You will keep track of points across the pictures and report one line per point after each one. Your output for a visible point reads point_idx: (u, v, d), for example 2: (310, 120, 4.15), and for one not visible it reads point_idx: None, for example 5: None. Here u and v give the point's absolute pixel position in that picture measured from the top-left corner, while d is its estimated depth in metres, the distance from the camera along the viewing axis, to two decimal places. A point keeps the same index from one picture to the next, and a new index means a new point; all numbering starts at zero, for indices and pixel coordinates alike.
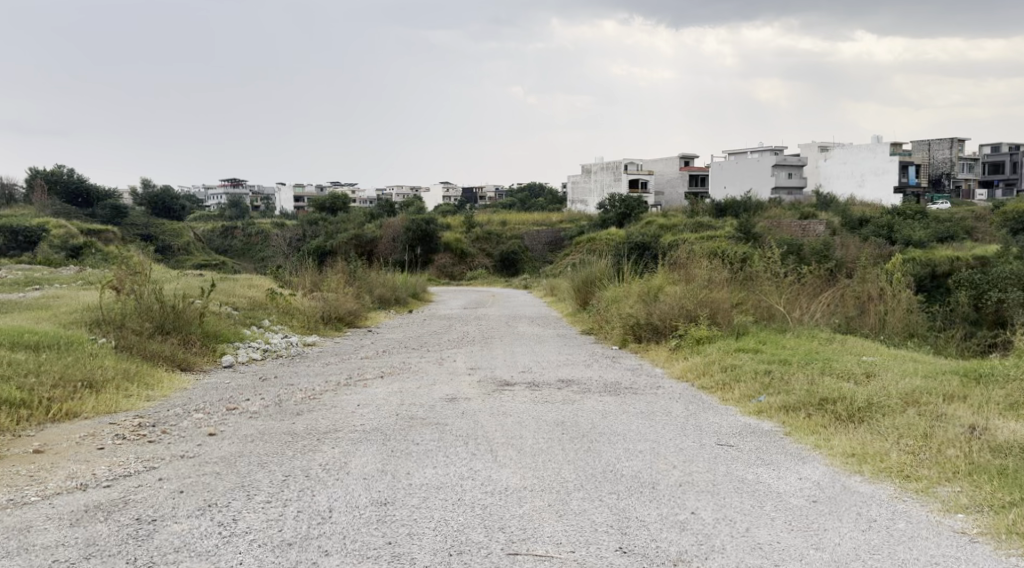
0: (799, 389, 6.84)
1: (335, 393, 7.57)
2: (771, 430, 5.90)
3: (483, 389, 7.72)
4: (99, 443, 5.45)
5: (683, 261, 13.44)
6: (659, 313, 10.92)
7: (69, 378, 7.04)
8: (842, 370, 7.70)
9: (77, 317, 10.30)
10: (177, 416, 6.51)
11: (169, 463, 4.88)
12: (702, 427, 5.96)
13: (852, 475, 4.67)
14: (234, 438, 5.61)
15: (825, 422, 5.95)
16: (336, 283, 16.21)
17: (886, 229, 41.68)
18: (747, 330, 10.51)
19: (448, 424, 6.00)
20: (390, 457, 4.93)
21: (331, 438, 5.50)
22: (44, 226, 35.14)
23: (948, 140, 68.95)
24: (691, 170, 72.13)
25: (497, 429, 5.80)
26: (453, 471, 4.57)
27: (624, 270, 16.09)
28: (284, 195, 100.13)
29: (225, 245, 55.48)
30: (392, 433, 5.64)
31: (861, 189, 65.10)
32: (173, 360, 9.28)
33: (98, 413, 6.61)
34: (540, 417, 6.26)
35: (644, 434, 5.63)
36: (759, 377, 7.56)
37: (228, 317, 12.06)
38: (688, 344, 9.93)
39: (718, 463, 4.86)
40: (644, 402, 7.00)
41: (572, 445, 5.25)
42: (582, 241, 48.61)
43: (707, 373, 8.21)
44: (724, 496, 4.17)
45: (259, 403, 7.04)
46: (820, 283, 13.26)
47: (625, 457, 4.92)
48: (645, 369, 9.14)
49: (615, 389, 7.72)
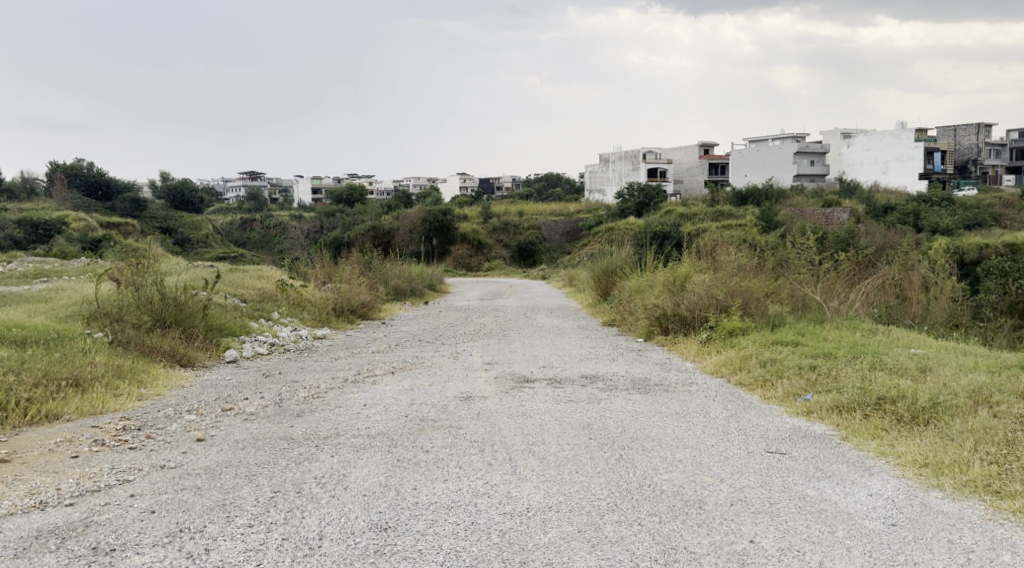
0: (851, 387, 6.19)
1: (340, 392, 6.98)
2: (824, 434, 5.25)
3: (500, 387, 7.10)
4: (74, 450, 4.92)
5: (710, 250, 12.78)
6: (687, 304, 10.28)
7: (54, 376, 6.49)
8: (894, 365, 7.02)
9: (75, 311, 9.80)
10: (165, 418, 5.93)
11: (146, 475, 4.31)
12: (746, 430, 5.34)
13: (930, 491, 4.00)
14: (223, 444, 5.04)
15: (885, 425, 5.29)
16: (350, 274, 15.57)
17: (913, 217, 40.67)
18: (784, 321, 9.84)
19: (462, 427, 5.40)
20: (394, 468, 4.33)
21: (332, 445, 4.92)
22: (64, 220, 34.85)
23: (974, 127, 67.48)
24: (710, 158, 71.17)
25: (516, 434, 5.18)
26: (467, 486, 3.97)
27: (648, 259, 15.45)
28: (302, 187, 99.88)
29: (243, 238, 55.18)
30: (399, 438, 5.05)
31: (886, 176, 64.03)
32: (172, 356, 8.74)
33: (81, 416, 6.07)
34: (564, 419, 5.66)
35: (682, 439, 4.99)
36: (803, 373, 6.91)
37: (235, 310, 11.53)
38: (721, 336, 9.30)
39: (773, 475, 4.23)
40: (678, 401, 6.36)
41: (601, 453, 4.61)
42: (601, 230, 47.91)
43: (745, 369, 7.55)
44: (785, 519, 3.54)
45: (257, 403, 6.47)
46: (858, 268, 12.53)
47: (663, 468, 4.29)
48: (674, 364, 8.47)
49: (646, 387, 7.09)
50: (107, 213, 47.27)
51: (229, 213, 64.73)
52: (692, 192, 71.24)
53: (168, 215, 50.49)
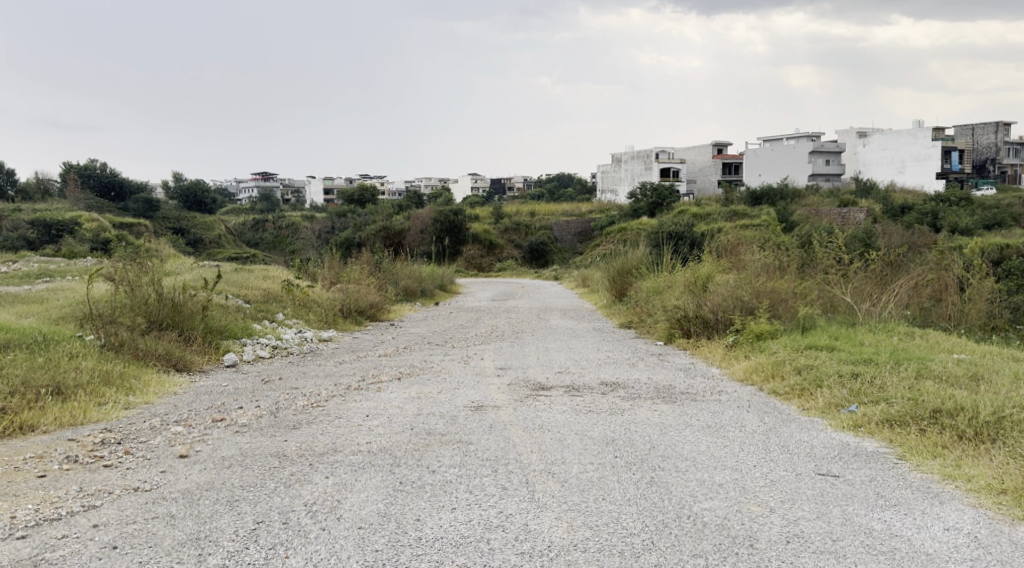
0: (902, 398, 5.63)
1: (342, 400, 6.47)
2: (878, 452, 4.70)
3: (514, 395, 6.57)
4: (42, 469, 4.42)
5: (733, 251, 12.23)
6: (711, 305, 9.71)
7: (33, 384, 6.02)
8: (943, 373, 6.45)
9: (67, 312, 9.33)
10: (150, 430, 5.44)
11: (116, 500, 3.81)
12: (788, 448, 4.77)
13: (1017, 524, 3.46)
14: (208, 462, 4.53)
15: (945, 442, 4.73)
16: (359, 274, 15.10)
17: (930, 217, 39.96)
18: (815, 323, 9.24)
19: (473, 442, 4.87)
20: (395, 493, 3.80)
21: (328, 464, 4.40)
22: (76, 221, 34.69)
23: (992, 125, 66.41)
24: (724, 157, 70.36)
25: (533, 450, 4.64)
26: (477, 517, 3.47)
27: (665, 259, 14.87)
28: (314, 187, 99.74)
29: (255, 239, 54.90)
30: (402, 455, 4.54)
31: (902, 175, 63.10)
32: (168, 360, 8.26)
33: (59, 427, 5.58)
34: (585, 433, 5.12)
35: (720, 458, 4.45)
36: (846, 382, 6.34)
37: (238, 311, 11.05)
38: (748, 340, 8.73)
39: (829, 504, 3.70)
40: (710, 413, 5.82)
41: (629, 475, 4.08)
42: (613, 229, 47.31)
43: (778, 376, 6.98)
44: (852, 563, 3.07)
45: (251, 414, 5.96)
46: (890, 266, 11.74)
47: (702, 495, 3.77)
48: (699, 370, 7.92)
49: (671, 395, 6.55)
50: (119, 214, 47.16)
51: (240, 213, 64.71)
52: (706, 192, 70.48)
53: (181, 216, 50.25)
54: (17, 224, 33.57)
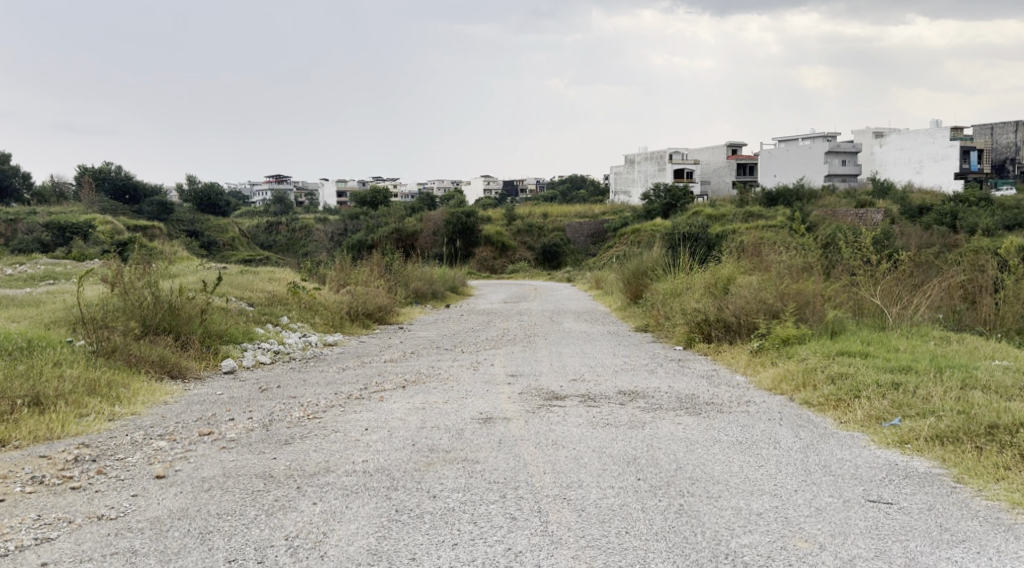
0: (951, 411, 5.13)
1: (342, 411, 6.01)
2: (932, 473, 4.21)
3: (525, 405, 6.09)
4: (3, 490, 4.01)
5: (754, 252, 11.72)
6: (733, 308, 9.20)
7: (7, 395, 5.60)
8: (989, 382, 5.93)
9: (58, 317, 8.93)
10: (129, 446, 5.01)
11: (75, 531, 3.38)
12: (830, 468, 4.27)
13: None
14: (187, 485, 4.09)
15: (1007, 463, 4.22)
16: (368, 276, 14.70)
17: (950, 217, 39.11)
18: (844, 327, 8.70)
19: (480, 461, 4.40)
20: (390, 525, 3.34)
21: (319, 487, 3.94)
22: (90, 223, 34.53)
23: (1012, 123, 65.34)
24: (739, 157, 69.63)
25: (546, 471, 4.17)
26: (482, 556, 3.03)
27: (683, 260, 14.35)
28: (327, 190, 99.70)
29: (269, 242, 54.69)
30: (401, 477, 4.09)
31: (920, 175, 62.12)
32: (161, 367, 7.82)
33: (32, 441, 5.18)
34: (603, 450, 4.65)
35: (757, 482, 3.97)
36: (886, 392, 5.83)
37: (239, 314, 10.63)
38: (774, 346, 8.23)
39: (886, 538, 3.23)
40: (740, 426, 5.33)
41: (655, 502, 3.61)
42: (627, 230, 46.75)
43: (810, 386, 6.46)
44: None
45: (242, 426, 5.52)
46: (918, 266, 11.16)
47: (739, 527, 3.31)
48: (722, 377, 7.43)
49: (695, 406, 6.06)
50: (133, 216, 47.00)
51: (254, 216, 64.45)
52: (720, 192, 69.80)
53: (195, 220, 50.11)
54: (32, 229, 33.50)
